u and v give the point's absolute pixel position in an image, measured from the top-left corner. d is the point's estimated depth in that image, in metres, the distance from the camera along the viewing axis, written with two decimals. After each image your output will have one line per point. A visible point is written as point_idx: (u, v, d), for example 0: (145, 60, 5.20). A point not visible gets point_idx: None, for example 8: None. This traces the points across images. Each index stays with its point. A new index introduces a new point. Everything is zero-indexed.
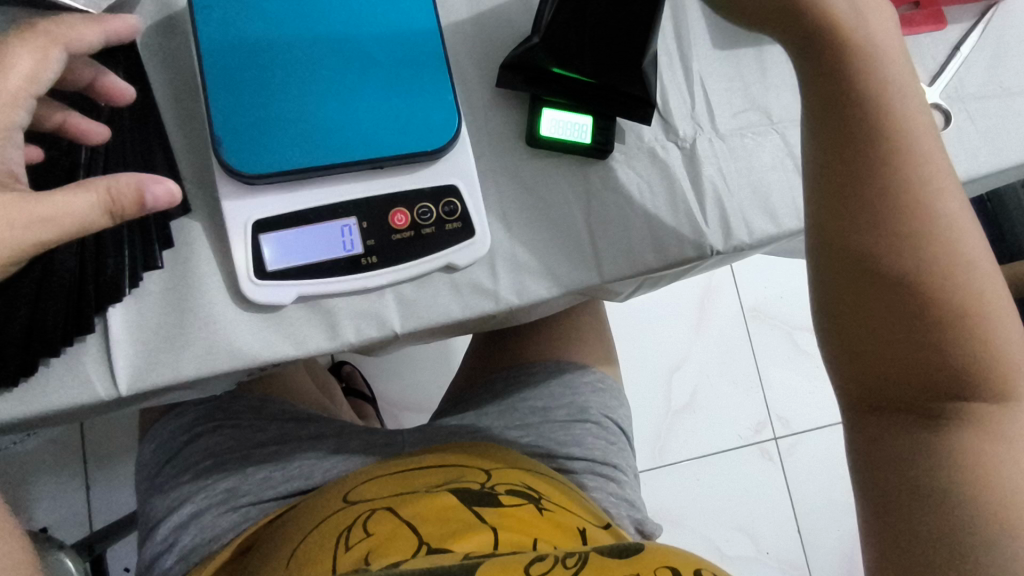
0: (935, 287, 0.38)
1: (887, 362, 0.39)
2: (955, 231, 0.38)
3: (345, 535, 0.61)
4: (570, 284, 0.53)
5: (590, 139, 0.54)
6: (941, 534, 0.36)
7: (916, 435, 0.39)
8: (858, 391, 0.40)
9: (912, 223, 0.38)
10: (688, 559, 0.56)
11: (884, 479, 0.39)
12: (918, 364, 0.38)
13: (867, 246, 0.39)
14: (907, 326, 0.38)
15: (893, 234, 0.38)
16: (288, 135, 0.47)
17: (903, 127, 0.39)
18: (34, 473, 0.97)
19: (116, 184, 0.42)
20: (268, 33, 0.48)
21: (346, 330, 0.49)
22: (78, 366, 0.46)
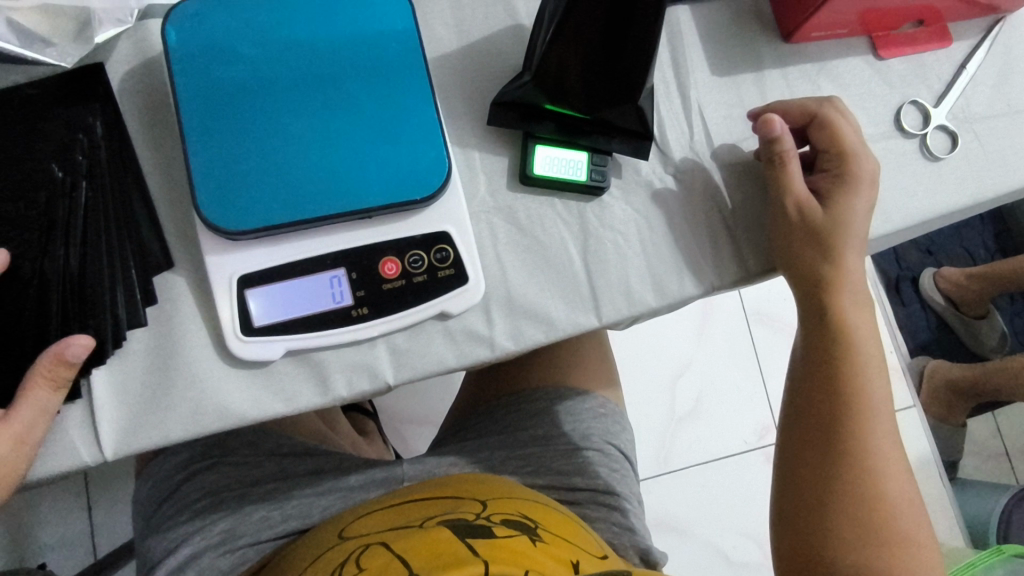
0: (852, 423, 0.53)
1: (820, 466, 0.53)
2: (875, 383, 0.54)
3: (338, 572, 0.60)
4: (568, 328, 0.52)
5: (586, 176, 0.53)
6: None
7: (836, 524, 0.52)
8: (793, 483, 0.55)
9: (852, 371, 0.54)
10: None
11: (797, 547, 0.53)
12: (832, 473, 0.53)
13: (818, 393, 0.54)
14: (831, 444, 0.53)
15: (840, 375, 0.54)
16: (273, 188, 0.45)
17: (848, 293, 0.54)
18: (33, 502, 0.97)
19: (42, 368, 0.42)
20: (248, 80, 0.46)
21: (338, 384, 0.48)
22: (62, 433, 0.45)
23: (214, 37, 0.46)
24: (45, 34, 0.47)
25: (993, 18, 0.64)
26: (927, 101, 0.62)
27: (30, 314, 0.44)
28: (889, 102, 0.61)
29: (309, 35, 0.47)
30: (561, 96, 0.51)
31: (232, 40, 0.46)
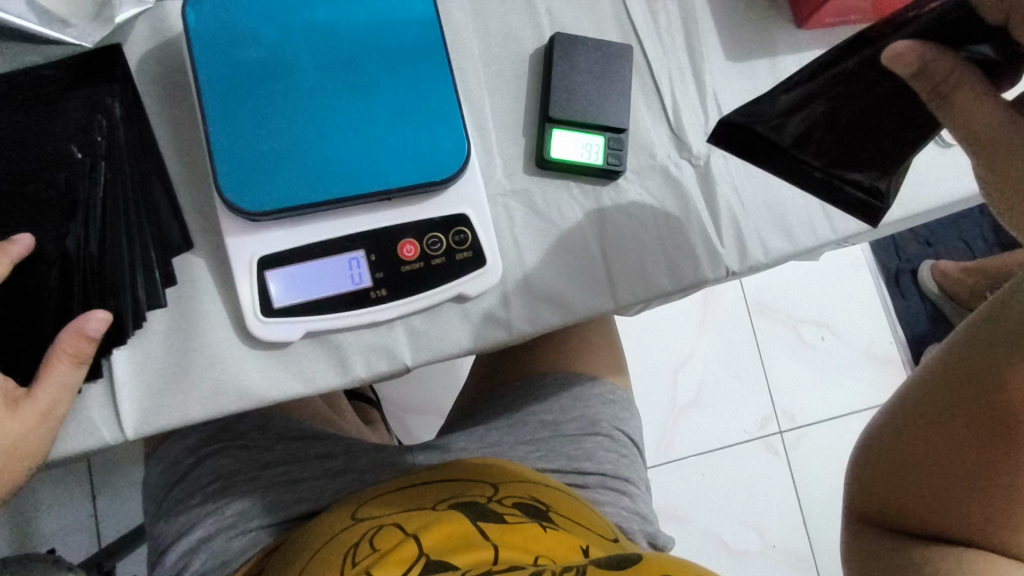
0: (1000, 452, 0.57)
1: (876, 476, 0.64)
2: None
3: (352, 552, 0.62)
4: (584, 310, 0.52)
5: (602, 160, 0.53)
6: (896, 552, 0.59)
7: (897, 555, 0.59)
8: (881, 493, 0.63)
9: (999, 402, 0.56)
10: (690, 566, 0.55)
11: (875, 561, 0.61)
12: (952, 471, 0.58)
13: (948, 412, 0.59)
14: (968, 428, 0.58)
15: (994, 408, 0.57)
16: (293, 170, 0.45)
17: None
18: (39, 489, 0.97)
19: (62, 345, 0.42)
20: (269, 62, 0.46)
21: (357, 365, 0.48)
22: (84, 412, 0.45)
23: (233, 17, 0.46)
24: (64, 14, 0.46)
25: None
26: None
27: (52, 294, 0.45)
28: None
29: (328, 16, 0.47)
30: None
31: (251, 21, 0.46)
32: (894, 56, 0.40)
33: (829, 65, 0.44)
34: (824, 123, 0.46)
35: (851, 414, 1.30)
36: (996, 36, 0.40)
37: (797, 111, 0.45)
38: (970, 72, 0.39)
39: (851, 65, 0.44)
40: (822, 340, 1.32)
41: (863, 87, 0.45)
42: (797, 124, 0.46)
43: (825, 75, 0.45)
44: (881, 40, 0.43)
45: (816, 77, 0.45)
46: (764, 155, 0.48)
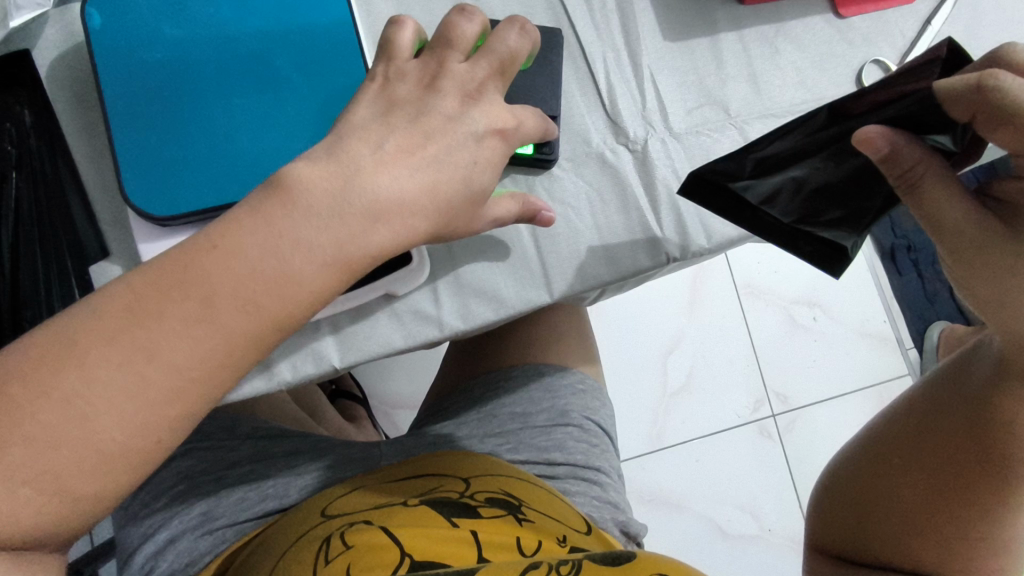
0: (980, 505, 0.52)
1: (843, 521, 0.59)
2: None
3: (324, 550, 0.60)
4: (518, 305, 0.51)
5: (533, 148, 0.52)
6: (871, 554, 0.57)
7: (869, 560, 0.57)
8: (857, 528, 0.58)
9: (986, 455, 0.51)
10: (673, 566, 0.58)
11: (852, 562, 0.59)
12: (932, 520, 0.54)
13: (933, 464, 0.54)
14: (945, 476, 0.53)
15: (982, 462, 0.51)
16: (202, 173, 0.44)
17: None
18: None
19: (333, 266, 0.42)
20: (173, 65, 0.45)
21: (282, 369, 0.48)
22: None
23: (136, 18, 0.45)
24: None
25: None
26: (891, 60, 0.58)
27: None
28: (851, 62, 0.58)
29: (235, 13, 0.46)
30: None
31: (154, 21, 0.46)
32: (863, 138, 0.39)
33: (804, 126, 0.43)
34: (792, 187, 0.44)
35: (844, 394, 1.27)
36: (958, 129, 0.39)
37: (770, 172, 0.44)
38: (935, 166, 0.39)
39: (828, 133, 0.43)
40: (813, 320, 1.29)
41: (835, 162, 0.43)
42: (765, 185, 0.44)
43: (800, 137, 0.43)
44: (853, 118, 0.42)
45: (795, 132, 0.44)
46: (729, 211, 0.46)
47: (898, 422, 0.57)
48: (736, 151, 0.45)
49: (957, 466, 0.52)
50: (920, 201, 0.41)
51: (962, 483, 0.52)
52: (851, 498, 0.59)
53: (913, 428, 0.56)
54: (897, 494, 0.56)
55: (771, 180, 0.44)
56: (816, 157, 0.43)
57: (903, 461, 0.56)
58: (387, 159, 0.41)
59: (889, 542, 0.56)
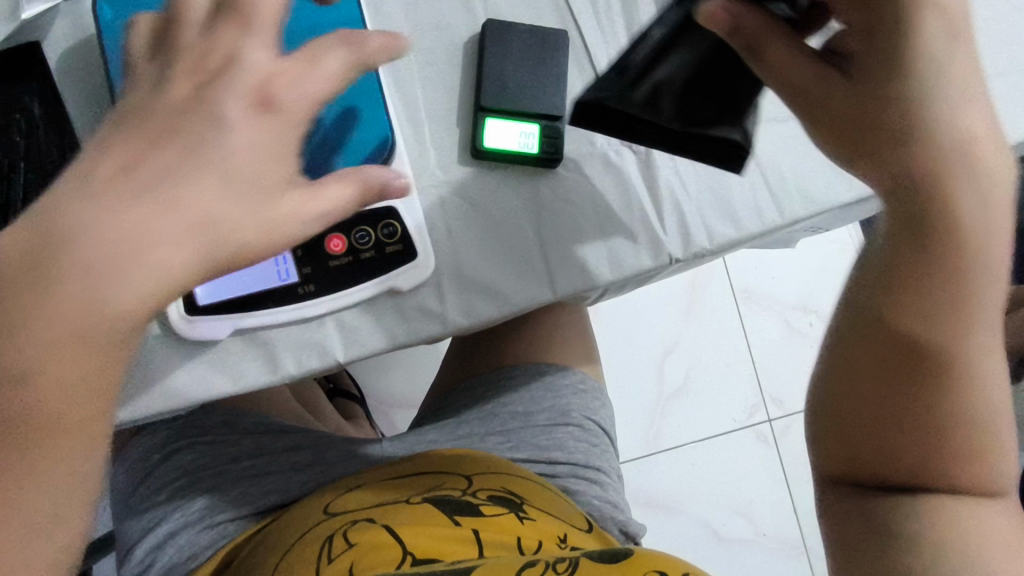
0: (941, 383, 0.38)
1: (864, 505, 0.43)
2: (979, 328, 0.38)
3: (327, 548, 0.61)
4: (523, 302, 0.51)
5: (538, 148, 0.52)
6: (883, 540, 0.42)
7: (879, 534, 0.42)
8: (838, 451, 0.44)
9: (952, 333, 0.37)
10: (672, 562, 0.58)
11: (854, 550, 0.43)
12: (907, 465, 0.40)
13: (905, 381, 0.39)
14: (901, 357, 0.39)
15: (933, 317, 0.37)
16: None
17: (996, 252, 0.36)
18: None
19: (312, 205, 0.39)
20: None
21: (286, 362, 0.47)
22: None
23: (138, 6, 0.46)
24: None
25: None
26: None
27: None
28: None
29: None
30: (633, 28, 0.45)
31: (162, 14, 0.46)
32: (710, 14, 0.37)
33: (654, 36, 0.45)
34: (667, 88, 0.43)
35: None
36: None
37: (642, 79, 0.43)
38: (778, 31, 0.37)
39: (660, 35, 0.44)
40: (810, 325, 1.30)
41: (691, 53, 0.43)
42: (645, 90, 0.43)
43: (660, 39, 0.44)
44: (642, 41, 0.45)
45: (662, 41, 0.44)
46: (622, 129, 0.44)
47: (843, 300, 0.41)
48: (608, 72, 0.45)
49: (914, 347, 0.38)
50: (772, 71, 0.37)
51: (936, 366, 0.38)
52: (835, 453, 0.44)
53: (860, 297, 0.40)
54: (863, 439, 0.42)
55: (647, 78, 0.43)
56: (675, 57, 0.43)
57: (871, 415, 0.41)
58: (237, 100, 0.36)
59: (897, 480, 0.41)
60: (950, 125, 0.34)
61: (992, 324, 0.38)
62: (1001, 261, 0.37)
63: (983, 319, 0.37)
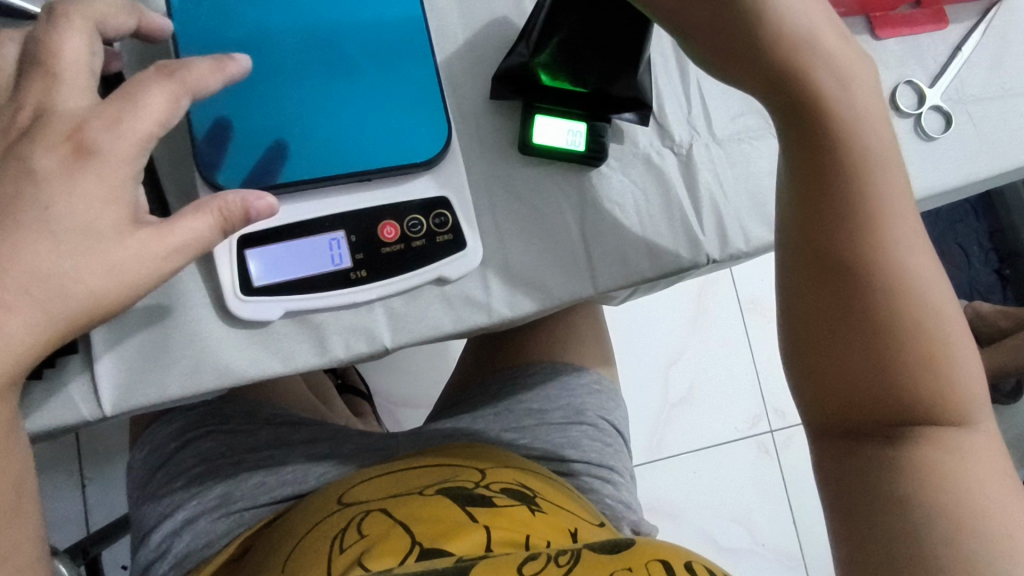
0: (880, 294, 0.39)
1: (851, 461, 0.41)
2: (899, 234, 0.40)
3: (339, 538, 0.61)
4: (563, 296, 0.52)
5: (584, 146, 0.53)
6: (885, 488, 0.39)
7: (880, 477, 0.40)
8: (816, 405, 0.41)
9: (876, 241, 0.39)
10: (680, 551, 0.58)
11: (861, 511, 0.40)
12: (880, 395, 0.39)
13: (849, 300, 0.39)
14: (837, 276, 0.40)
15: (854, 230, 0.40)
16: (276, 148, 0.46)
17: (889, 171, 0.41)
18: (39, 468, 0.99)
19: (223, 202, 0.42)
20: (248, 42, 0.47)
21: (335, 346, 0.48)
22: (63, 388, 0.45)
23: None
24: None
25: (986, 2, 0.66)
26: (923, 81, 0.64)
27: None
28: None
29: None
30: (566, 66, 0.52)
31: (239, 8, 0.47)
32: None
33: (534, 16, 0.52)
34: (564, 56, 0.51)
35: None
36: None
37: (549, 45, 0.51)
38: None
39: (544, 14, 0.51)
40: None
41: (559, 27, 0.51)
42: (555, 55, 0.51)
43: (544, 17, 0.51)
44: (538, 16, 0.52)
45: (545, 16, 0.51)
46: (551, 95, 0.53)
47: (779, 246, 0.43)
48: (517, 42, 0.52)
49: (846, 264, 0.39)
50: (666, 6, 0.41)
51: (871, 276, 0.39)
52: (811, 408, 0.42)
53: (795, 232, 0.41)
54: (833, 382, 0.40)
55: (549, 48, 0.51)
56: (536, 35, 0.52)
57: (828, 350, 0.40)
58: (50, 152, 0.39)
59: (875, 421, 0.40)
60: (804, 32, 0.39)
61: (915, 237, 0.40)
62: (900, 180, 0.41)
63: (900, 228, 0.40)
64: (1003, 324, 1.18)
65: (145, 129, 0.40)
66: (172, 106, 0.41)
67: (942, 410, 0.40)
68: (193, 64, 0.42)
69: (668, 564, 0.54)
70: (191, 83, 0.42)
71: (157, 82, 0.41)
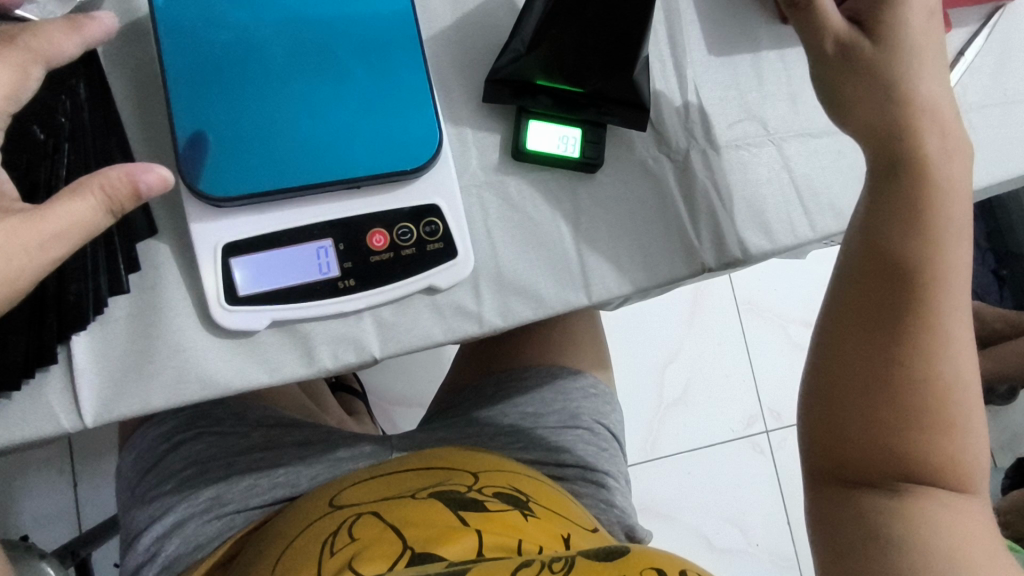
0: (919, 357, 0.43)
1: (847, 503, 0.44)
2: (952, 308, 0.44)
3: (330, 542, 0.61)
4: (557, 305, 0.51)
5: (578, 152, 0.52)
6: (875, 535, 0.42)
7: (874, 525, 0.43)
8: (825, 448, 0.45)
9: (927, 307, 0.44)
10: (673, 560, 0.57)
11: (847, 551, 0.43)
12: (892, 448, 0.43)
13: (885, 356, 0.44)
14: (881, 331, 0.44)
15: (908, 293, 0.44)
16: (264, 155, 0.45)
17: (954, 242, 0.45)
18: (29, 468, 0.99)
19: (105, 179, 0.40)
20: (237, 45, 0.45)
21: (324, 356, 0.47)
22: (40, 397, 0.44)
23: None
24: None
25: (991, 6, 0.65)
26: None
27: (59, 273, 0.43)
28: None
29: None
30: (559, 67, 0.51)
31: (225, 8, 0.46)
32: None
33: (522, 20, 0.51)
34: (557, 54, 0.50)
35: None
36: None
37: (540, 44, 0.50)
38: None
39: (535, 18, 0.51)
40: None
41: (549, 28, 0.50)
42: (547, 54, 0.50)
43: (532, 20, 0.51)
44: (526, 19, 0.51)
45: (534, 20, 0.51)
46: (548, 97, 0.51)
47: (828, 297, 0.48)
48: (508, 46, 0.51)
49: (891, 322, 0.44)
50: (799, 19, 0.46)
51: (914, 337, 0.43)
52: (820, 452, 0.46)
53: (848, 286, 0.46)
54: (852, 425, 0.44)
55: (543, 48, 0.50)
56: (528, 36, 0.50)
57: (854, 397, 0.44)
58: None
59: (882, 474, 0.43)
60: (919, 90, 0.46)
61: (960, 315, 0.45)
62: (964, 261, 0.46)
63: (953, 301, 0.44)
64: (1001, 328, 1.18)
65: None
66: (21, 77, 0.42)
67: (950, 477, 0.43)
68: (44, 28, 0.43)
69: (661, 572, 0.54)
70: (41, 48, 0.42)
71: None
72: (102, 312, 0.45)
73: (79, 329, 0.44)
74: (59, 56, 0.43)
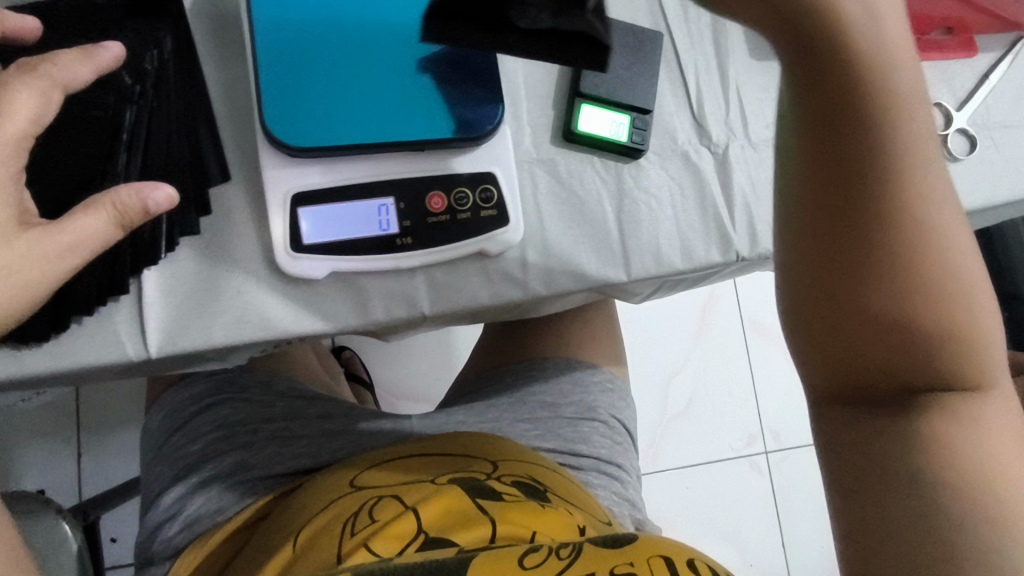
0: (914, 249, 0.32)
1: (858, 436, 0.36)
2: (928, 178, 0.32)
3: (350, 521, 0.62)
4: (597, 279, 0.54)
5: (627, 137, 0.55)
6: (897, 473, 0.35)
7: (893, 459, 0.35)
8: (823, 372, 0.36)
9: (893, 183, 0.32)
10: (684, 547, 0.54)
11: (865, 492, 0.36)
12: (898, 370, 0.34)
13: (868, 270, 0.32)
14: (864, 227, 0.32)
15: (889, 167, 0.31)
16: (336, 111, 0.48)
17: (913, 88, 0.32)
18: (47, 427, 1.00)
19: (118, 197, 0.42)
20: (321, 7, 0.48)
21: (376, 309, 0.50)
22: (109, 326, 0.46)
23: None
24: None
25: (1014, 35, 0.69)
26: (951, 104, 0.66)
27: None
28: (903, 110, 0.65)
29: None
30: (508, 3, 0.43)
31: None
32: None
33: None
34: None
35: None
36: None
37: None
38: None
39: None
40: None
41: None
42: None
43: None
44: None
45: None
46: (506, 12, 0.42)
47: (784, 178, 0.34)
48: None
49: (873, 213, 0.32)
50: None
51: (900, 230, 0.32)
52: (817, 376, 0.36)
53: (809, 167, 0.32)
54: (848, 349, 0.34)
55: None
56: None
57: (839, 314, 0.33)
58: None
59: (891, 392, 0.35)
60: None
61: (936, 178, 0.33)
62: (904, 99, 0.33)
63: (932, 165, 0.32)
64: None
65: (17, 128, 0.41)
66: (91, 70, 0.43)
67: (968, 383, 0.35)
68: (59, 57, 0.43)
69: (672, 562, 0.51)
70: (59, 75, 0.42)
71: (25, 82, 0.42)
72: (173, 249, 0.47)
73: (151, 263, 0.46)
74: (74, 81, 0.43)
